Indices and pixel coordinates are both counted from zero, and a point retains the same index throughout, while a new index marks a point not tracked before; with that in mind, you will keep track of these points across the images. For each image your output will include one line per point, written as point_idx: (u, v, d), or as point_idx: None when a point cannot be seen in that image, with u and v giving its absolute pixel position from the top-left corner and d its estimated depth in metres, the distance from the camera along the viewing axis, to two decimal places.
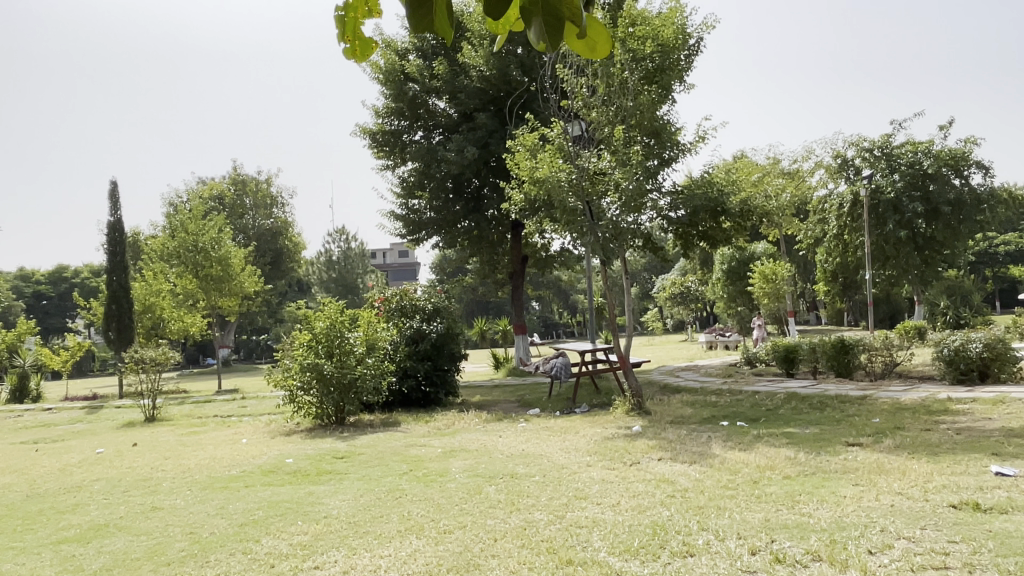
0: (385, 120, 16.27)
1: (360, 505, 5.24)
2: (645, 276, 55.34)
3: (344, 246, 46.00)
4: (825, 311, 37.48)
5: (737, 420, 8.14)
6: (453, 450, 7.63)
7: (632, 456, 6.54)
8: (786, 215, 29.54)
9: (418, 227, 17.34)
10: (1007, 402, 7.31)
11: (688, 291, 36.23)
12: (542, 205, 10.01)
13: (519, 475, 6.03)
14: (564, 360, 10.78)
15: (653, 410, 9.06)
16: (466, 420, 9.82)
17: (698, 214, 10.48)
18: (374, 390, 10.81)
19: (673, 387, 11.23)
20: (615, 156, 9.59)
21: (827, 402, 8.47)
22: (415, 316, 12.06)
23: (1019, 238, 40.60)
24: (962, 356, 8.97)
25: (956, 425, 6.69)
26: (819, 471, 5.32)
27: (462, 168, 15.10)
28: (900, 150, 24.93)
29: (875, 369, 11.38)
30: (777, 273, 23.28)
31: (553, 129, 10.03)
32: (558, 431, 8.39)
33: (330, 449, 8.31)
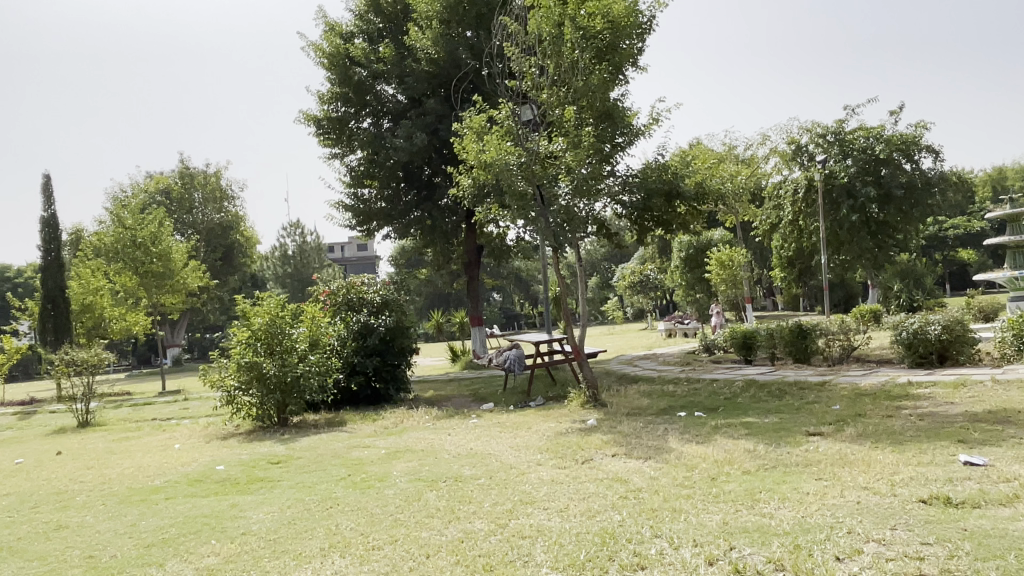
0: (330, 106, 15.64)
1: (285, 519, 4.77)
2: (606, 266, 55.42)
3: (299, 240, 44.99)
4: (782, 297, 37.82)
5: (694, 410, 7.84)
6: (397, 452, 7.17)
7: (585, 452, 6.17)
8: (742, 202, 29.59)
9: (368, 217, 16.73)
10: (968, 385, 7.13)
11: (648, 280, 36.20)
12: (491, 191, 9.53)
13: (464, 477, 5.61)
14: (518, 351, 10.32)
15: (609, 402, 8.72)
16: (415, 417, 9.36)
17: (652, 199, 10.12)
18: (319, 388, 10.27)
19: (630, 377, 10.93)
20: (566, 138, 9.19)
21: (786, 389, 8.22)
22: (363, 310, 11.52)
23: (967, 222, 41.56)
24: (920, 338, 8.80)
25: (918, 411, 6.48)
26: (780, 465, 5.01)
27: (411, 156, 14.56)
28: (852, 135, 25.08)
29: (833, 354, 11.23)
30: (733, 259, 23.29)
31: (501, 111, 9.54)
32: (509, 427, 7.99)
33: (267, 454, 7.78)
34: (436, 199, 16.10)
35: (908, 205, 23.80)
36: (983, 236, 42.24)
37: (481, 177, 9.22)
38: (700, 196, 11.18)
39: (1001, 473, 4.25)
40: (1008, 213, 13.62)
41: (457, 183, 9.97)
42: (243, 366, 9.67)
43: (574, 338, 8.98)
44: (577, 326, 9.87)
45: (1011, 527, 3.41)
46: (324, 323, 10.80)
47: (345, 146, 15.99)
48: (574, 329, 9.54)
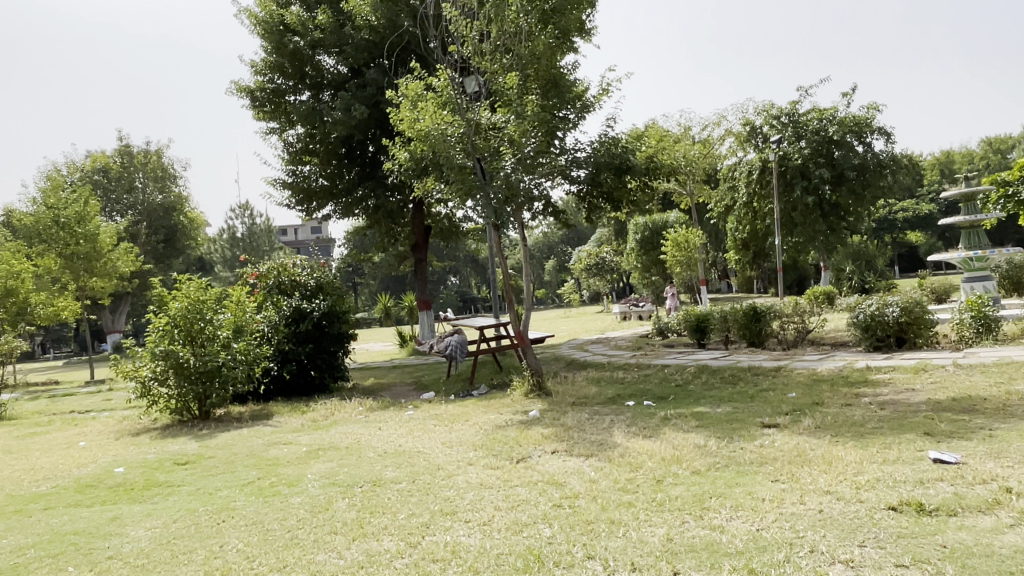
0: (266, 76, 14.71)
1: (165, 538, 4.08)
2: (562, 250, 55.11)
3: (248, 222, 43.57)
4: (736, 280, 37.86)
5: (644, 399, 7.35)
6: (318, 450, 6.49)
7: (523, 449, 5.59)
8: (697, 184, 29.32)
9: (309, 195, 15.86)
10: (929, 370, 6.78)
11: (604, 262, 35.76)
12: (428, 165, 8.83)
13: (383, 481, 4.98)
14: (460, 336, 9.63)
15: (555, 391, 8.17)
16: (346, 409, 8.67)
17: (601, 173, 9.42)
18: (245, 378, 9.49)
19: (579, 362, 10.41)
20: (508, 108, 8.52)
21: (740, 375, 7.79)
22: (295, 294, 10.71)
23: (915, 206, 42.25)
24: (878, 321, 8.44)
25: (878, 399, 6.09)
26: (733, 464, 4.50)
27: (350, 129, 13.74)
28: (806, 117, 24.91)
29: (787, 337, 10.89)
30: (689, 241, 22.95)
31: (439, 78, 8.82)
32: (445, 420, 7.37)
33: (175, 454, 7.03)
34: (380, 176, 15.29)
35: (860, 186, 23.81)
36: (932, 219, 42.94)
37: (418, 149, 8.50)
38: (651, 172, 10.59)
39: (976, 472, 3.82)
40: (962, 193, 13.46)
41: (391, 156, 9.22)
42: (158, 355, 8.85)
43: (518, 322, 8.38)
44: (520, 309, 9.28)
45: (997, 542, 2.93)
46: (250, 307, 9.99)
47: (283, 120, 15.08)
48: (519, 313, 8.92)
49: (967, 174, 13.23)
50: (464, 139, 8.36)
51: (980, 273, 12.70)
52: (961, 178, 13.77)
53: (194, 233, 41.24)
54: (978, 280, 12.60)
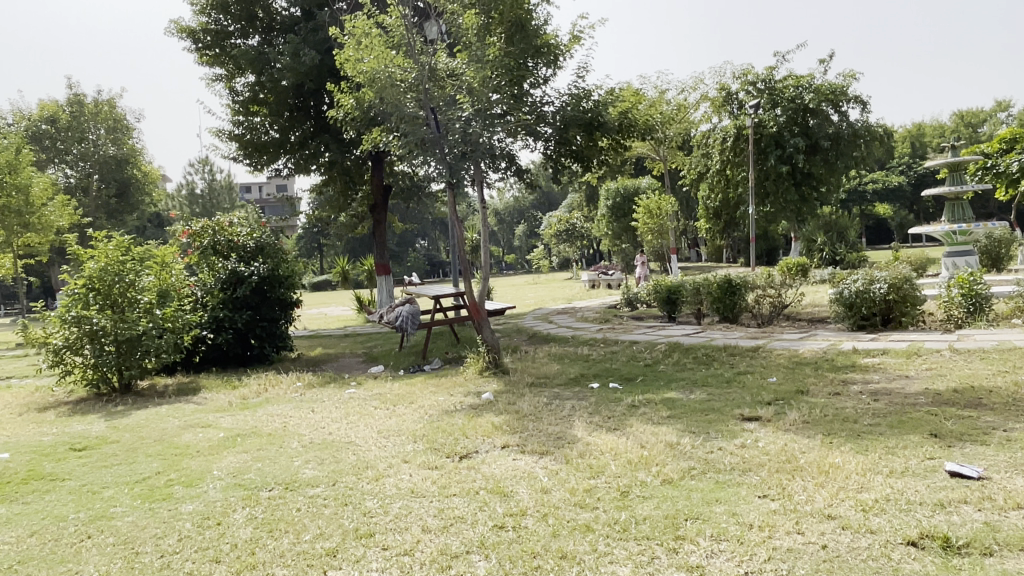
0: (208, 17, 13.55)
1: (6, 563, 3.25)
2: (532, 215, 54.25)
3: (207, 177, 41.85)
4: (706, 248, 37.36)
5: (609, 380, 6.65)
6: (236, 437, 5.66)
7: (468, 442, 4.83)
8: (671, 149, 28.55)
9: (256, 149, 14.79)
10: (922, 354, 6.15)
11: (574, 228, 34.91)
12: (376, 115, 7.87)
13: (299, 482, 4.19)
14: (412, 306, 8.74)
15: (512, 369, 7.41)
16: (282, 385, 7.82)
17: (569, 129, 8.55)
18: (172, 347, 8.58)
19: (541, 335, 9.66)
20: (467, 52, 7.55)
21: (714, 355, 7.11)
22: (231, 256, 9.73)
23: (885, 177, 42.05)
24: (863, 299, 7.79)
25: (869, 388, 5.46)
26: (711, 471, 3.80)
27: (300, 77, 12.77)
28: (782, 84, 24.16)
29: (762, 312, 10.28)
30: (662, 208, 22.21)
31: (391, 16, 7.80)
32: (388, 401, 6.58)
33: (75, 437, 6.13)
34: (334, 129, 14.31)
35: (834, 156, 23.33)
36: (900, 191, 42.86)
37: (365, 95, 7.56)
38: (624, 129, 9.78)
39: (1007, 494, 3.17)
40: (946, 162, 12.87)
41: (335, 104, 8.25)
42: (70, 321, 7.90)
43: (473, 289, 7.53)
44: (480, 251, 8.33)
45: None
46: (179, 270, 9.02)
47: (229, 67, 13.98)
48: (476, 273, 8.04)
49: (953, 143, 12.62)
50: (415, 84, 7.42)
51: (962, 247, 12.18)
52: (946, 147, 13.16)
53: (148, 188, 39.37)
54: (960, 255, 12.09)
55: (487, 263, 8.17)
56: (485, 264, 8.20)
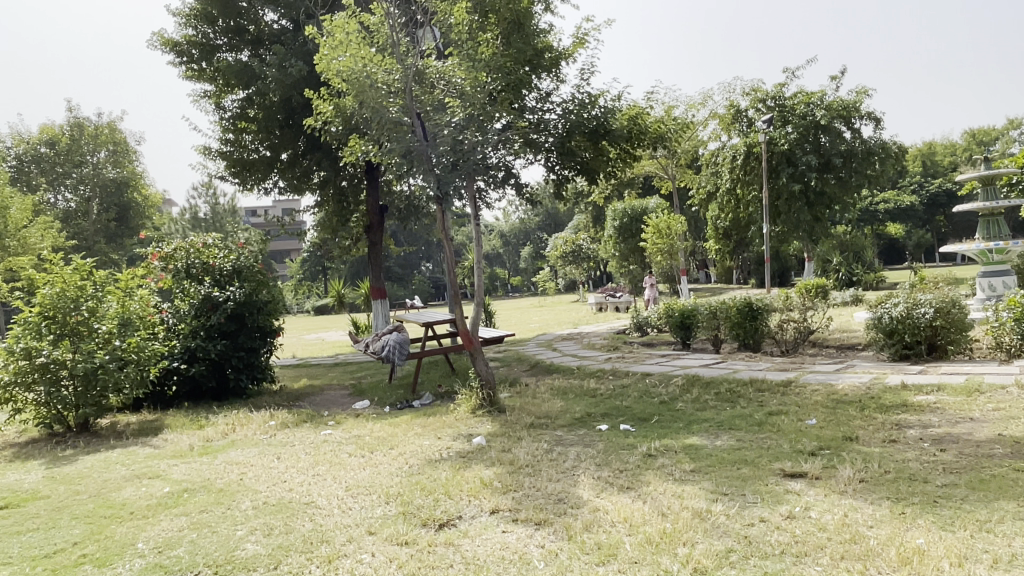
0: (194, 28, 13.06)
1: None
2: (538, 236, 53.54)
3: (209, 201, 41.25)
4: (715, 270, 36.49)
5: (621, 421, 5.78)
6: (181, 492, 4.81)
7: (450, 505, 3.98)
8: (679, 167, 27.78)
9: (245, 167, 14.10)
10: (986, 392, 5.24)
11: (580, 250, 34.12)
12: (358, 123, 7.07)
13: (234, 565, 3.34)
14: (400, 334, 7.87)
15: (509, 406, 6.54)
16: (252, 425, 6.99)
17: (573, 139, 7.73)
18: (137, 382, 7.77)
19: (544, 366, 8.80)
20: (459, 55, 6.74)
21: (738, 391, 6.24)
22: (205, 281, 8.95)
23: (896, 197, 41.10)
24: (906, 325, 6.91)
25: (930, 434, 4.58)
26: (755, 557, 2.93)
27: (287, 89, 12.10)
28: (792, 100, 23.39)
29: (785, 338, 9.44)
30: (672, 228, 21.37)
31: (375, 15, 7.02)
32: (365, 446, 5.73)
33: (3, 490, 5.30)
34: (326, 145, 13.61)
35: (847, 174, 22.60)
36: (912, 211, 41.96)
37: (344, 100, 6.78)
38: (633, 141, 8.98)
39: None
40: (979, 175, 12.08)
41: (313, 111, 7.48)
42: (20, 353, 7.09)
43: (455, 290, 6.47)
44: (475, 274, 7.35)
45: None
46: (145, 297, 8.24)
47: (217, 82, 13.38)
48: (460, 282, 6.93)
49: (987, 155, 11.82)
50: (398, 87, 6.65)
51: (998, 266, 11.28)
52: (978, 159, 12.35)
53: (148, 212, 38.64)
54: (997, 274, 11.21)
55: (480, 284, 7.14)
56: (479, 287, 7.17)
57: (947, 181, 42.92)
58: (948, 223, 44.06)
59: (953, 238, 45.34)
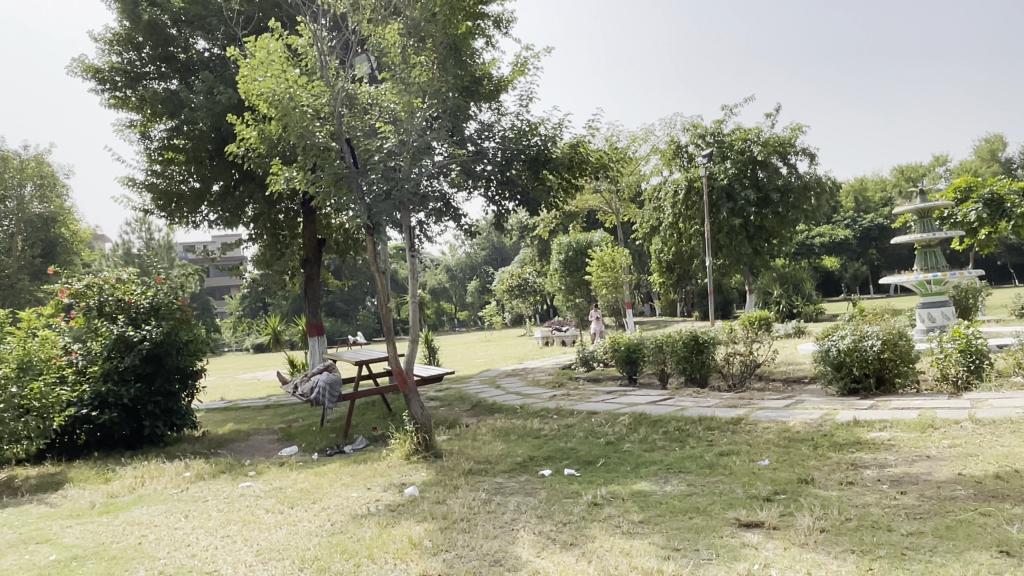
0: (119, 55, 12.47)
1: None
2: (485, 271, 53.26)
3: (142, 237, 39.77)
4: (659, 303, 36.75)
5: (565, 465, 5.41)
6: (67, 561, 4.22)
7: (373, 571, 3.53)
8: (623, 201, 27.96)
9: (172, 200, 13.41)
10: (939, 427, 5.07)
11: (526, 284, 33.92)
12: (285, 150, 6.62)
13: None
14: (330, 375, 7.36)
15: (447, 451, 6.11)
16: (165, 478, 6.37)
17: (513, 168, 7.44)
18: (39, 432, 7.07)
19: (486, 405, 8.39)
20: (393, 80, 6.40)
21: (687, 430, 5.95)
22: (120, 319, 8.29)
23: (831, 231, 42.29)
24: (854, 357, 6.77)
25: (887, 475, 4.35)
26: None
27: (216, 118, 11.59)
28: (730, 137, 23.79)
29: (732, 372, 9.25)
30: (616, 261, 21.34)
31: (303, 37, 6.63)
32: (286, 500, 5.21)
33: None
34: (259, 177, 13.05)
35: (785, 208, 23.08)
36: (847, 244, 43.17)
37: (269, 125, 6.32)
38: (575, 172, 8.76)
39: None
40: (916, 208, 12.36)
41: (237, 138, 6.99)
42: None
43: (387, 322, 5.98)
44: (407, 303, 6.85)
45: None
46: (50, 337, 7.55)
47: (142, 110, 12.77)
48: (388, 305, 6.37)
49: (923, 188, 12.10)
50: (325, 110, 6.24)
51: (937, 297, 11.42)
52: (913, 192, 12.61)
53: (77, 248, 36.98)
54: (935, 305, 11.35)
55: (415, 316, 6.66)
56: (414, 318, 6.67)
57: (878, 216, 44.47)
58: (880, 256, 45.59)
59: (886, 270, 46.87)
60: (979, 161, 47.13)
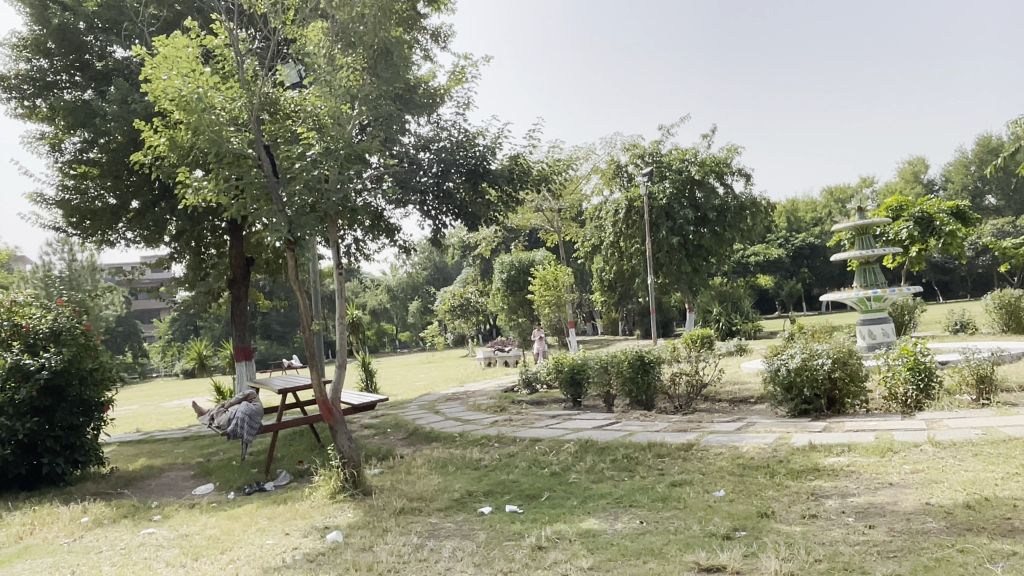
0: (27, 62, 11.59)
1: None
2: (426, 291, 52.52)
3: (65, 258, 37.79)
4: (601, 321, 36.76)
5: (506, 501, 4.96)
6: None
7: None
8: (564, 220, 27.84)
9: (87, 216, 12.48)
10: (899, 451, 4.83)
11: (468, 304, 33.42)
12: (197, 156, 6.00)
13: None
14: (251, 405, 6.74)
15: (377, 487, 5.57)
16: (57, 525, 5.64)
17: (449, 179, 7.02)
18: None
19: (423, 433, 7.87)
20: (317, 85, 5.89)
21: (636, 458, 5.58)
22: (15, 346, 7.47)
23: (766, 250, 43.20)
24: (804, 377, 6.56)
25: (852, 506, 4.05)
26: None
27: (133, 129, 10.81)
28: (669, 157, 23.92)
29: (678, 393, 8.97)
30: (558, 280, 21.09)
31: (221, 37, 6.07)
32: (192, 550, 4.60)
33: None
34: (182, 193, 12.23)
35: (722, 228, 23.33)
36: (780, 263, 44.14)
37: (178, 130, 5.71)
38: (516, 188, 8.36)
39: None
40: (855, 225, 12.46)
41: (144, 145, 6.34)
42: None
43: (311, 347, 5.39)
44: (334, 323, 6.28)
45: None
46: None
47: (53, 120, 11.87)
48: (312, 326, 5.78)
49: (862, 206, 12.19)
50: (242, 117, 5.70)
51: (877, 314, 11.48)
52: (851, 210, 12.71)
53: None
54: (875, 322, 11.39)
55: (342, 338, 6.09)
56: (342, 339, 6.10)
57: (810, 236, 45.70)
58: (812, 274, 46.83)
59: (818, 288, 48.14)
60: (903, 183, 49.07)
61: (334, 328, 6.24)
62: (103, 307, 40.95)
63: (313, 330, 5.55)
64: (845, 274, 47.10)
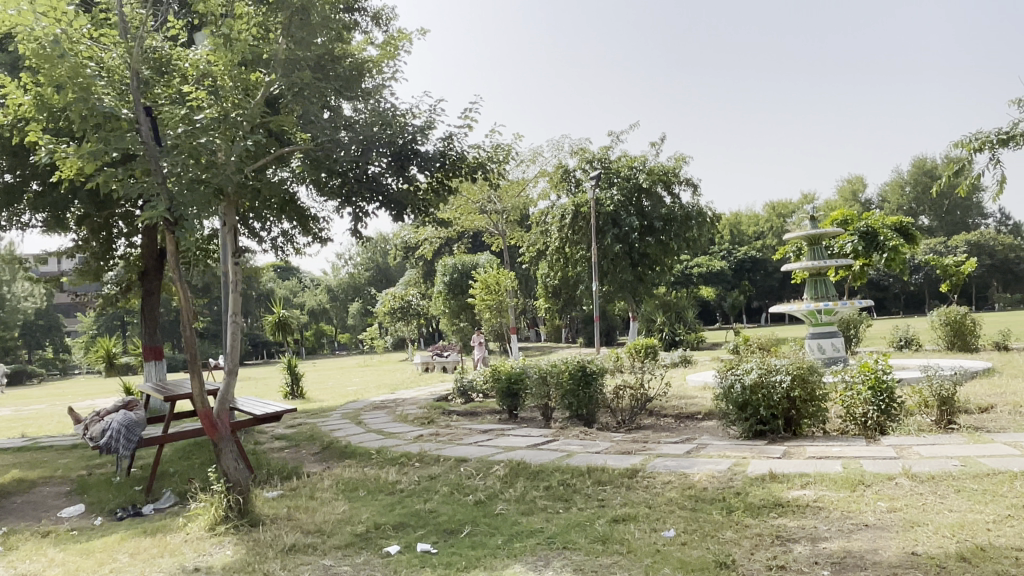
0: None
1: None
2: (368, 292, 51.15)
3: None
4: (545, 329, 36.22)
5: (419, 538, 4.17)
6: None
7: None
8: (510, 223, 27.14)
9: None
10: (871, 485, 4.24)
11: (410, 306, 32.37)
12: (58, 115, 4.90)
13: None
14: (130, 414, 5.79)
15: (268, 516, 4.70)
16: None
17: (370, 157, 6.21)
18: None
19: (338, 448, 7.01)
20: (214, 39, 5.00)
21: (573, 485, 4.86)
22: None
23: (709, 262, 43.40)
24: (761, 395, 5.97)
25: (828, 554, 3.40)
26: None
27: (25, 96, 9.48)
28: (617, 163, 23.47)
29: (621, 407, 8.33)
30: (501, 283, 20.35)
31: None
32: None
33: None
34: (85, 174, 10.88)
35: (667, 237, 22.98)
36: (722, 275, 44.42)
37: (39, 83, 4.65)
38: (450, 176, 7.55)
39: None
40: (807, 235, 12.10)
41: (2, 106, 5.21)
42: None
43: (192, 348, 4.52)
44: (225, 320, 5.43)
45: None
46: None
47: None
48: (196, 323, 4.89)
49: (815, 215, 11.84)
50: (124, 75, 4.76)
51: (826, 327, 11.11)
52: (804, 218, 12.35)
53: None
54: (824, 336, 11.01)
55: (235, 339, 5.23)
56: (234, 340, 5.27)
57: (752, 250, 46.16)
58: (753, 287, 47.29)
59: (758, 301, 48.65)
60: (842, 200, 50.11)
61: (226, 327, 5.39)
62: (20, 299, 38.41)
63: (195, 329, 4.68)
64: (786, 288, 47.74)
